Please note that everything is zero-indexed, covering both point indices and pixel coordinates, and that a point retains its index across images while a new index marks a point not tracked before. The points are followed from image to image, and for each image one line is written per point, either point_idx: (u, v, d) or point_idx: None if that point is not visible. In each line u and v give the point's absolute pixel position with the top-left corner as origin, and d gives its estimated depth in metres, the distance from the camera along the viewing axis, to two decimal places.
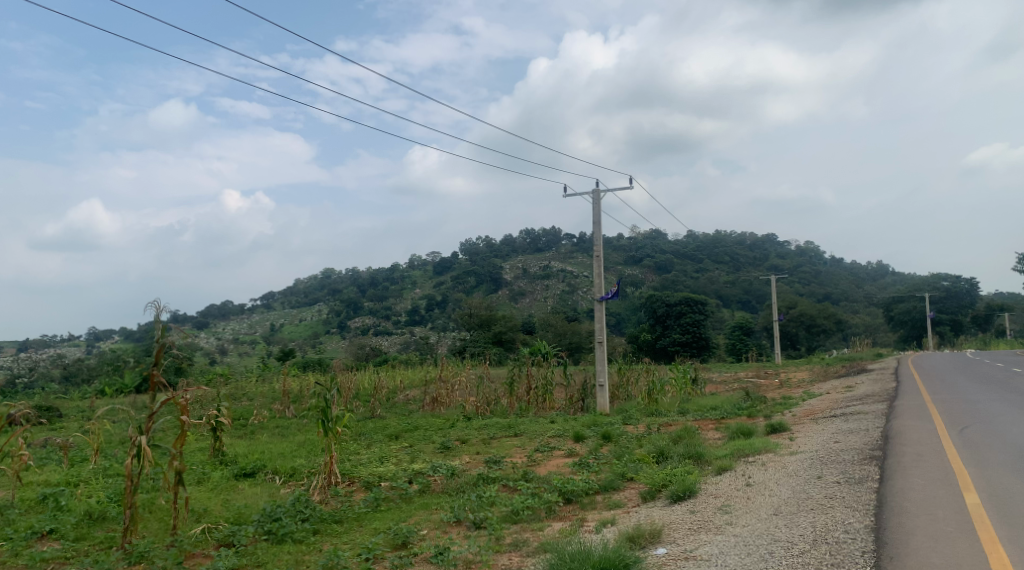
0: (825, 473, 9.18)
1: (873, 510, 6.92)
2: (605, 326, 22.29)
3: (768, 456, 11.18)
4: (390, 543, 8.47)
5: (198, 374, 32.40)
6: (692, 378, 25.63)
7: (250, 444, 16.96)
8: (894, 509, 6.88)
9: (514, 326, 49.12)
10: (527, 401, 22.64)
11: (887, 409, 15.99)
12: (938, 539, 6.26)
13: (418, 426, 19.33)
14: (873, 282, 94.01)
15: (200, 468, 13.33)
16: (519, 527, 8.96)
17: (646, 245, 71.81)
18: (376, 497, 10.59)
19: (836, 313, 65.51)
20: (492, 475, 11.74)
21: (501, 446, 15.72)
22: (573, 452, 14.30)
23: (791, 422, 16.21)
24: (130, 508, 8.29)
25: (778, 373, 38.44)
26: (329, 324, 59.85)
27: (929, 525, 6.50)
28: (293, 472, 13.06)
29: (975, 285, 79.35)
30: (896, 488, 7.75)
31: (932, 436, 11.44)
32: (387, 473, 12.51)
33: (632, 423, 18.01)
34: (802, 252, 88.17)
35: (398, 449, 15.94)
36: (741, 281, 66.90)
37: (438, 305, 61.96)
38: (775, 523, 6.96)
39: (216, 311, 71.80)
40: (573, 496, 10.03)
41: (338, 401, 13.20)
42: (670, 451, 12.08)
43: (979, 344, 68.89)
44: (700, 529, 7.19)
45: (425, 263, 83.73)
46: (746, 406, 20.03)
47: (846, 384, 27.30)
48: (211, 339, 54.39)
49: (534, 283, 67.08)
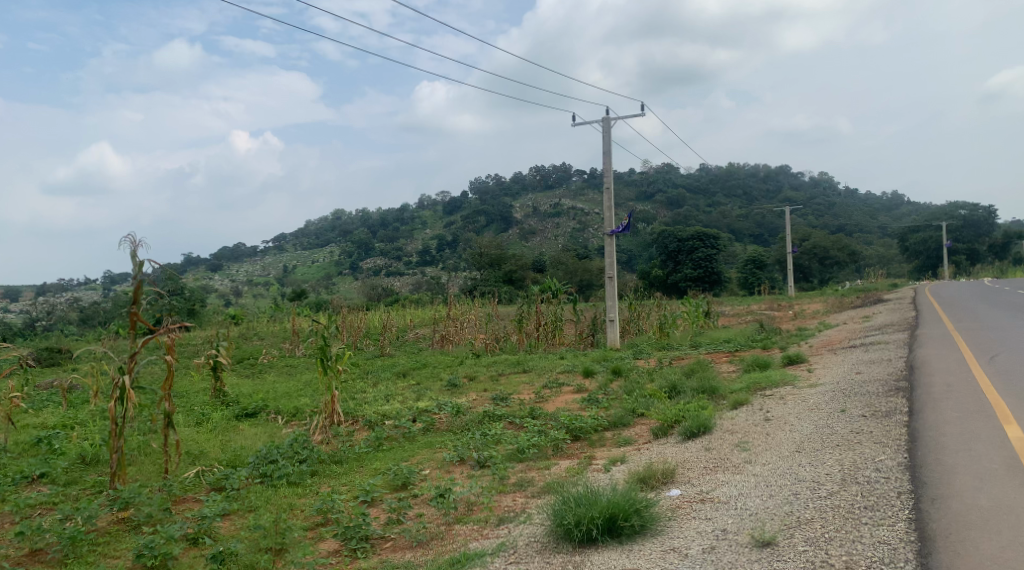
0: (849, 406, 8.65)
1: (906, 446, 6.40)
2: (616, 262, 21.66)
3: (787, 389, 10.68)
4: (389, 484, 8.09)
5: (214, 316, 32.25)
6: (705, 312, 25.18)
7: (255, 384, 16.69)
8: (931, 445, 6.35)
9: (524, 264, 48.53)
10: (537, 337, 22.20)
11: (908, 338, 15.50)
12: (982, 476, 5.73)
13: (427, 364, 19.00)
14: (889, 212, 92.61)
15: (200, 409, 12.99)
16: (524, 466, 8.52)
17: (657, 181, 70.56)
18: (377, 436, 10.17)
19: (849, 245, 64.66)
20: (499, 412, 11.32)
21: (510, 382, 15.39)
22: (583, 387, 13.91)
23: (809, 353, 15.77)
24: (116, 453, 7.90)
25: (791, 305, 37.98)
26: (341, 265, 59.61)
27: (970, 462, 5.96)
28: (296, 413, 12.71)
29: (993, 213, 77.97)
30: (928, 421, 7.21)
31: (961, 365, 10.90)
32: (392, 411, 12.13)
33: (644, 357, 17.66)
34: (815, 185, 86.66)
35: (405, 387, 15.59)
36: (753, 215, 65.88)
37: (449, 244, 61.37)
38: (797, 461, 6.46)
39: (229, 254, 71.62)
40: (582, 433, 9.59)
41: (338, 340, 12.71)
42: (683, 386, 11.64)
43: (993, 272, 68.27)
44: (717, 468, 6.70)
45: (435, 203, 82.89)
46: (760, 338, 19.58)
47: (863, 314, 26.74)
48: (224, 282, 54.17)
49: (546, 221, 66.30)
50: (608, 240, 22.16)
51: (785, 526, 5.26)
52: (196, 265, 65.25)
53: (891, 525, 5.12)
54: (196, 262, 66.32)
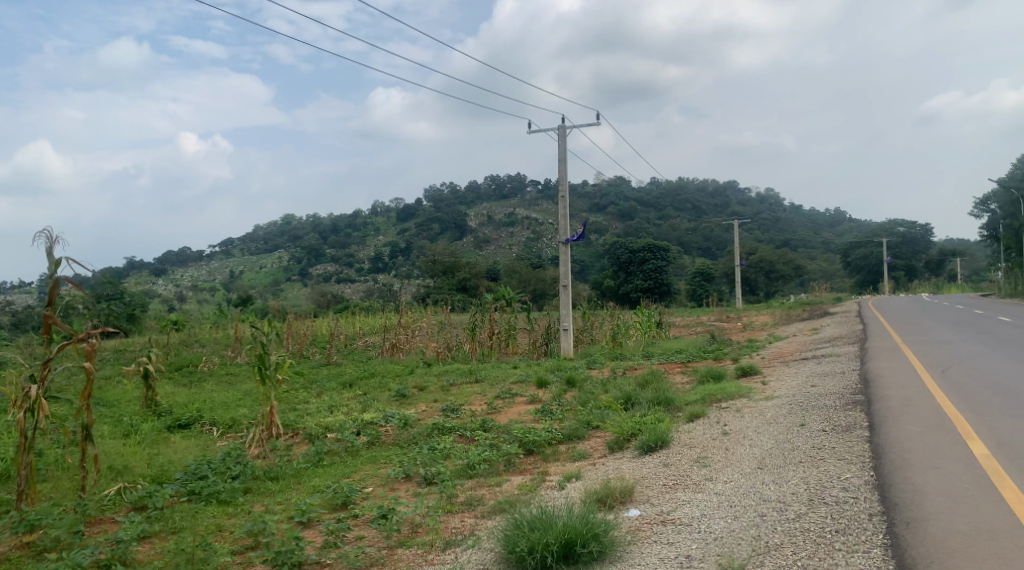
0: (807, 420, 8.42)
1: (871, 463, 6.16)
2: (570, 270, 21.39)
3: (743, 402, 10.45)
4: (328, 504, 7.58)
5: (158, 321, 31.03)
6: (657, 322, 25.11)
7: (192, 393, 15.91)
8: (897, 462, 6.10)
9: (477, 272, 48.13)
10: (489, 346, 21.78)
11: (858, 351, 15.53)
12: (957, 498, 5.48)
13: (375, 373, 18.40)
14: (832, 228, 95.07)
15: (128, 420, 12.22)
16: (474, 483, 8.06)
17: (609, 193, 70.89)
18: (316, 449, 9.62)
19: (795, 259, 65.93)
20: (449, 424, 10.86)
21: (462, 392, 14.95)
22: (536, 398, 13.52)
23: (762, 364, 15.70)
24: (25, 469, 7.22)
25: (740, 316, 38.43)
26: (290, 271, 58.35)
27: (940, 482, 5.72)
28: (232, 424, 12.06)
29: (930, 231, 80.73)
30: (891, 437, 6.97)
31: (914, 378, 10.82)
32: (335, 423, 11.57)
33: (597, 367, 17.39)
34: (762, 200, 88.25)
35: (350, 397, 14.99)
36: (703, 228, 66.62)
37: (402, 251, 60.60)
38: (761, 479, 6.16)
39: (173, 258, 69.57)
40: (535, 447, 9.20)
41: (278, 348, 12.12)
42: (638, 397, 11.34)
43: (931, 287, 70.37)
44: (677, 486, 6.36)
45: (388, 210, 81.91)
46: (712, 349, 19.53)
47: (811, 326, 26.99)
48: (168, 287, 52.55)
49: (499, 231, 66.03)
50: (563, 248, 21.86)
51: (752, 552, 4.92)
52: (139, 270, 63.24)
53: (866, 551, 4.83)
54: (139, 267, 64.33)
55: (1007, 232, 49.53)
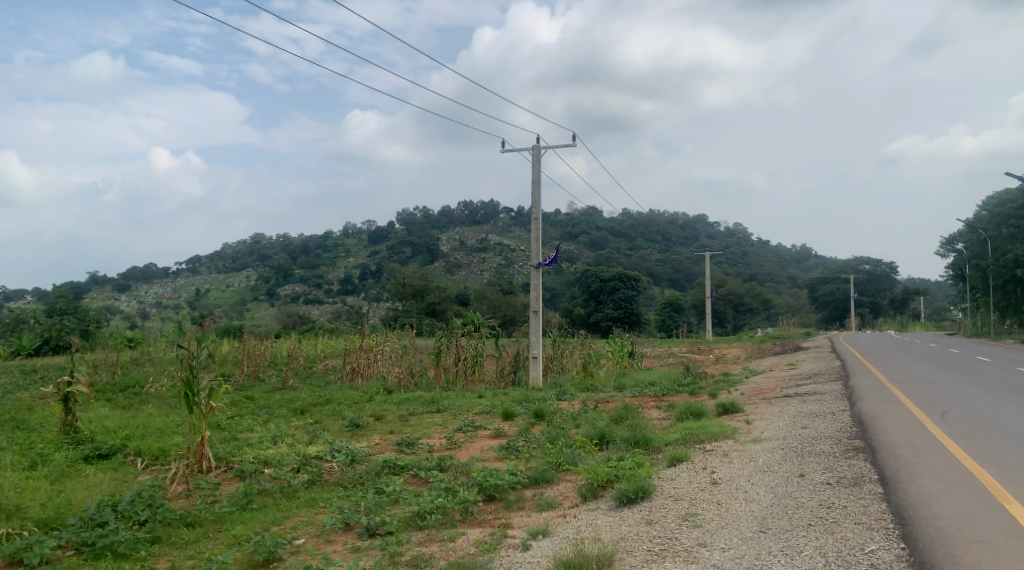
0: (806, 470, 7.39)
1: (903, 532, 5.23)
2: (542, 295, 20.36)
3: (729, 444, 9.43)
4: (245, 563, 6.45)
5: (112, 335, 29.44)
6: (629, 352, 24.14)
7: (125, 418, 14.52)
8: (936, 534, 5.17)
9: (447, 296, 47.09)
10: (454, 373, 20.63)
11: (844, 389, 14.59)
12: None
13: (331, 399, 17.15)
14: (799, 264, 95.75)
15: (40, 448, 10.92)
16: (424, 537, 6.93)
17: (581, 222, 70.30)
18: (246, 489, 8.38)
19: (763, 292, 65.80)
20: (402, 461, 9.70)
21: (420, 424, 13.76)
22: (501, 432, 12.36)
23: (742, 400, 14.71)
24: None
25: (711, 348, 37.84)
26: (257, 291, 56.73)
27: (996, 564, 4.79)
28: (159, 455, 10.77)
29: (895, 269, 81.55)
30: (916, 495, 6.03)
31: (913, 422, 9.87)
32: (275, 457, 10.38)
33: (567, 399, 16.35)
34: (731, 233, 88.39)
35: (298, 426, 13.71)
36: (673, 259, 66.32)
37: (372, 274, 59.19)
38: (766, 548, 5.16)
39: (137, 274, 67.57)
40: (496, 492, 8.06)
41: (208, 372, 10.94)
42: (613, 435, 10.29)
43: (896, 324, 70.71)
44: (664, 553, 5.31)
45: (359, 232, 80.58)
46: (687, 382, 18.57)
47: (786, 360, 26.16)
48: (131, 303, 50.79)
49: (471, 255, 65.03)
50: (534, 272, 20.77)
51: None
52: (101, 285, 61.30)
53: None
54: (102, 282, 62.38)
55: (973, 272, 49.52)
